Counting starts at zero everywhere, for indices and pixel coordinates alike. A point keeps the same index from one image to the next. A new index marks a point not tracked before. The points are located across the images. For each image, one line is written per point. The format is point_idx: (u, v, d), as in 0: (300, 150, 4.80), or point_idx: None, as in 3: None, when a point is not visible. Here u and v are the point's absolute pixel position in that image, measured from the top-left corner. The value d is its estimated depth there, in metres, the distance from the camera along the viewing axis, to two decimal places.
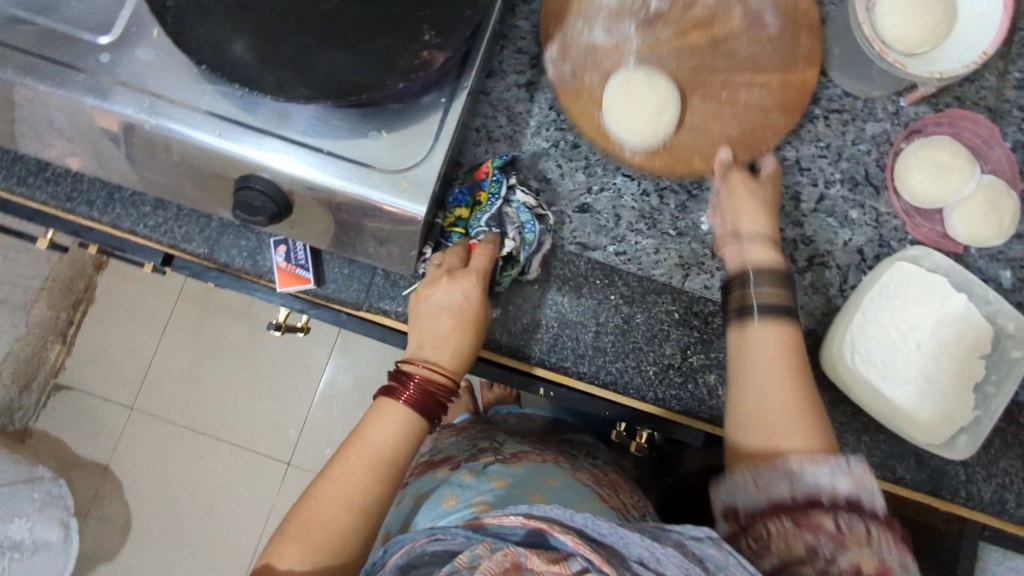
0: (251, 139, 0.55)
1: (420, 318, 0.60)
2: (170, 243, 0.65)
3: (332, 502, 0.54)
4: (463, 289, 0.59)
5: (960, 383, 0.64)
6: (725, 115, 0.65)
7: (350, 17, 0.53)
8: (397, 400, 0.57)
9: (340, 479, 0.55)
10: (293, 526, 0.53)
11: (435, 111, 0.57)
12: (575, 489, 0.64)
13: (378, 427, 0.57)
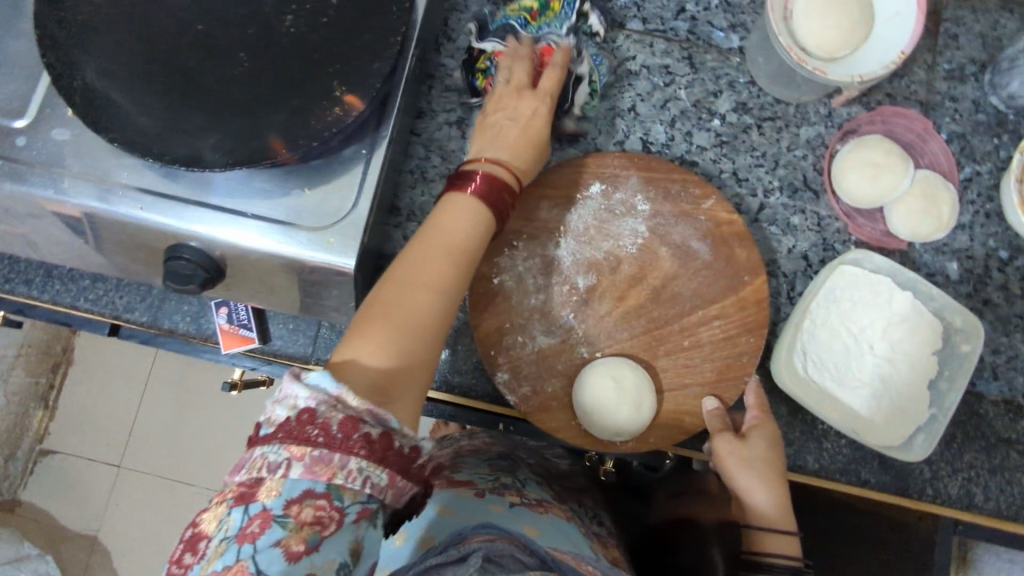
0: (175, 209, 0.55)
1: (450, 220, 0.51)
2: (113, 314, 0.65)
3: (415, 280, 0.48)
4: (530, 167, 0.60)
5: (912, 381, 0.63)
6: (698, 363, 0.62)
7: (260, 79, 0.54)
8: (464, 192, 0.52)
9: (381, 362, 0.45)
10: (378, 310, 0.47)
11: (358, 163, 0.56)
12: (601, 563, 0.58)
13: (414, 281, 0.48)
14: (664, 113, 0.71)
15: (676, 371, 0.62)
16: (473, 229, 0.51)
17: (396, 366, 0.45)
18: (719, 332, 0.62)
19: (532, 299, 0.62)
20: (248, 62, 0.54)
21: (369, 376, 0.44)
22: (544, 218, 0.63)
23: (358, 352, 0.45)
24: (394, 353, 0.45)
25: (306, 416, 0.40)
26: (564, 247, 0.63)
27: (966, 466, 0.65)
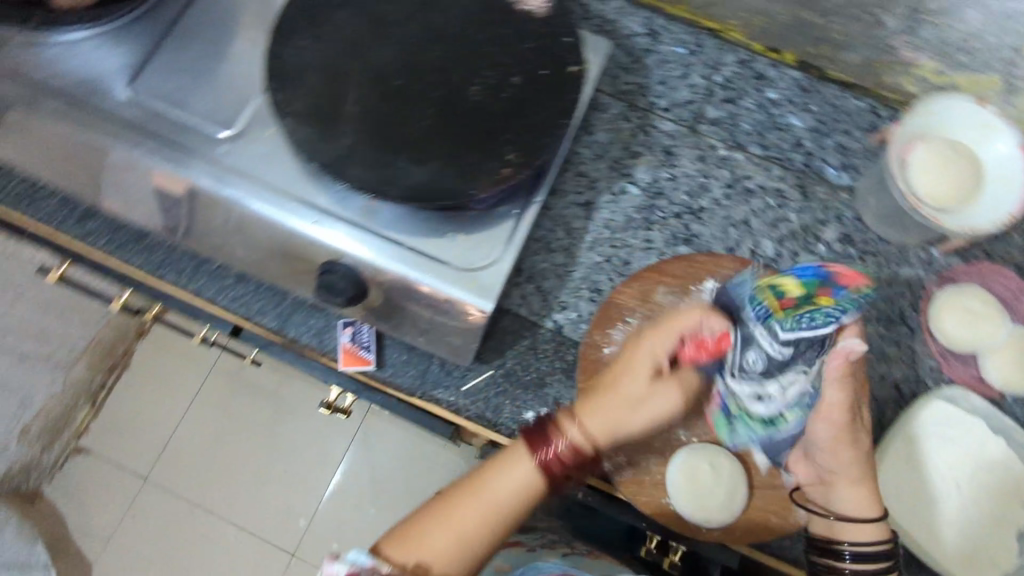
0: (342, 229, 0.60)
1: (614, 407, 0.61)
2: (245, 314, 0.69)
3: (461, 522, 0.60)
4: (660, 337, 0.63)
5: (1000, 527, 0.65)
6: None
7: (443, 133, 0.61)
8: (527, 459, 0.61)
9: (509, 489, 0.61)
10: (426, 524, 0.60)
11: (508, 219, 0.62)
12: None
13: (492, 490, 0.60)
14: (775, 232, 0.76)
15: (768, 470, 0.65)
16: (687, 389, 0.63)
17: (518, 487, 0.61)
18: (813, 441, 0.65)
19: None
20: (435, 117, 0.61)
21: (432, 559, 0.59)
22: (659, 301, 0.68)
23: (424, 550, 0.59)
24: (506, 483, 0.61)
25: None
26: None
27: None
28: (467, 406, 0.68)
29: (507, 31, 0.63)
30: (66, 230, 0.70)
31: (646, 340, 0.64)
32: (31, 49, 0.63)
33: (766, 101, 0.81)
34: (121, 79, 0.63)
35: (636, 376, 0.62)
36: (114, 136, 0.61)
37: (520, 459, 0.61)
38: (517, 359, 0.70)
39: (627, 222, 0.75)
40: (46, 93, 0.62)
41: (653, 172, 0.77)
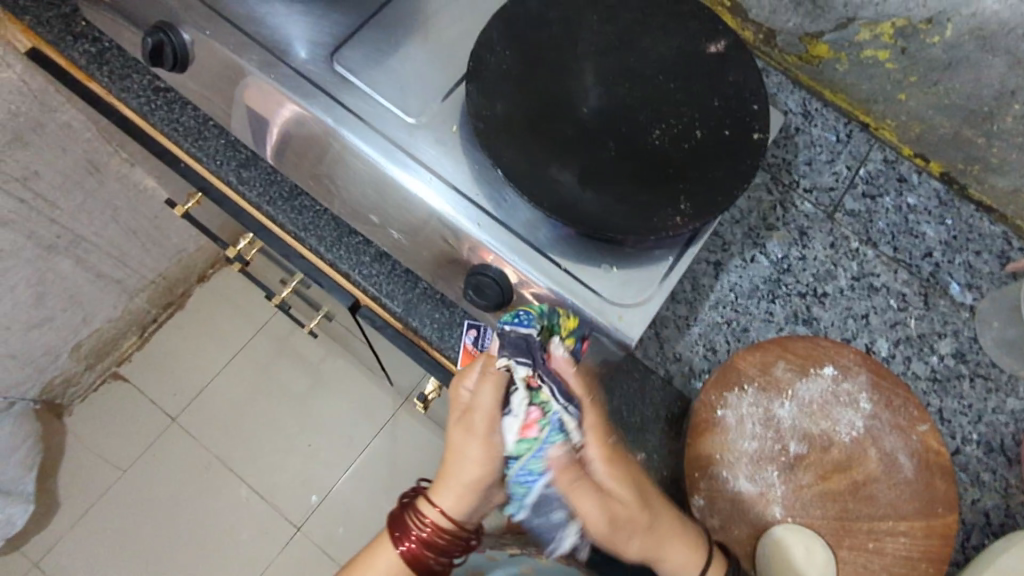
0: (504, 238, 0.62)
1: (449, 479, 0.59)
2: (375, 294, 0.71)
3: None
4: (496, 397, 0.58)
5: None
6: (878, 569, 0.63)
7: (621, 167, 0.61)
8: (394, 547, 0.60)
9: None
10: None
11: (663, 264, 0.63)
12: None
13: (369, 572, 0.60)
14: (891, 333, 0.77)
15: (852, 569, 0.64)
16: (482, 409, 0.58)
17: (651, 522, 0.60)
18: (905, 550, 0.64)
19: (746, 442, 0.67)
20: (616, 149, 0.62)
21: None
22: (777, 376, 0.68)
23: None
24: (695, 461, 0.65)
25: None
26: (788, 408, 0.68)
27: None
28: None
29: (698, 83, 0.64)
30: (223, 173, 0.72)
31: (484, 399, 0.58)
32: (245, 7, 0.66)
33: (905, 205, 0.82)
34: (321, 51, 0.65)
35: (464, 461, 0.59)
36: (309, 103, 0.63)
37: (378, 551, 0.61)
38: (625, 398, 0.71)
39: (751, 290, 0.76)
40: (253, 50, 0.65)
41: (783, 246, 0.79)
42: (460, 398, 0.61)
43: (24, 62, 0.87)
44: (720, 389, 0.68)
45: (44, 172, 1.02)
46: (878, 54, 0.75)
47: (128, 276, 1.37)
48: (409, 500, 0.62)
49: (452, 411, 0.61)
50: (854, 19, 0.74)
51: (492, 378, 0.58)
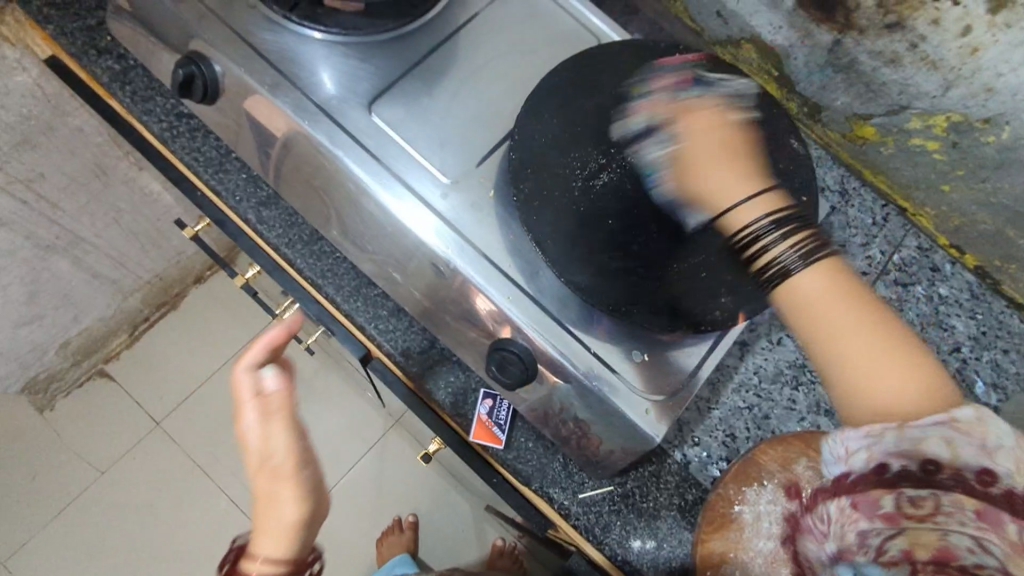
0: (533, 313, 0.59)
1: (264, 531, 0.54)
2: (390, 350, 0.68)
3: None
4: (287, 431, 0.56)
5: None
6: None
7: (660, 250, 0.59)
8: None
9: None
10: None
11: (693, 353, 0.61)
12: None
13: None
14: None
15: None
16: (268, 413, 0.57)
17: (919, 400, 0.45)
18: None
19: (763, 538, 0.63)
20: (657, 234, 0.59)
21: None
22: (797, 473, 0.65)
23: None
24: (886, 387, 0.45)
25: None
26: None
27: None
28: (578, 514, 0.66)
29: None
30: (242, 210, 0.71)
31: (277, 444, 0.56)
32: (283, 47, 0.64)
33: (936, 296, 0.79)
34: (359, 100, 0.63)
35: (279, 505, 0.54)
36: (342, 154, 0.61)
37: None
38: (637, 481, 0.68)
39: (776, 375, 0.73)
40: (288, 92, 0.62)
41: None
42: (248, 452, 0.56)
43: (44, 67, 0.84)
44: (739, 483, 0.65)
45: (50, 174, 0.98)
46: (926, 144, 0.73)
47: (125, 276, 1.33)
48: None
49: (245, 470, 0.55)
50: (906, 108, 0.71)
51: (275, 418, 0.57)
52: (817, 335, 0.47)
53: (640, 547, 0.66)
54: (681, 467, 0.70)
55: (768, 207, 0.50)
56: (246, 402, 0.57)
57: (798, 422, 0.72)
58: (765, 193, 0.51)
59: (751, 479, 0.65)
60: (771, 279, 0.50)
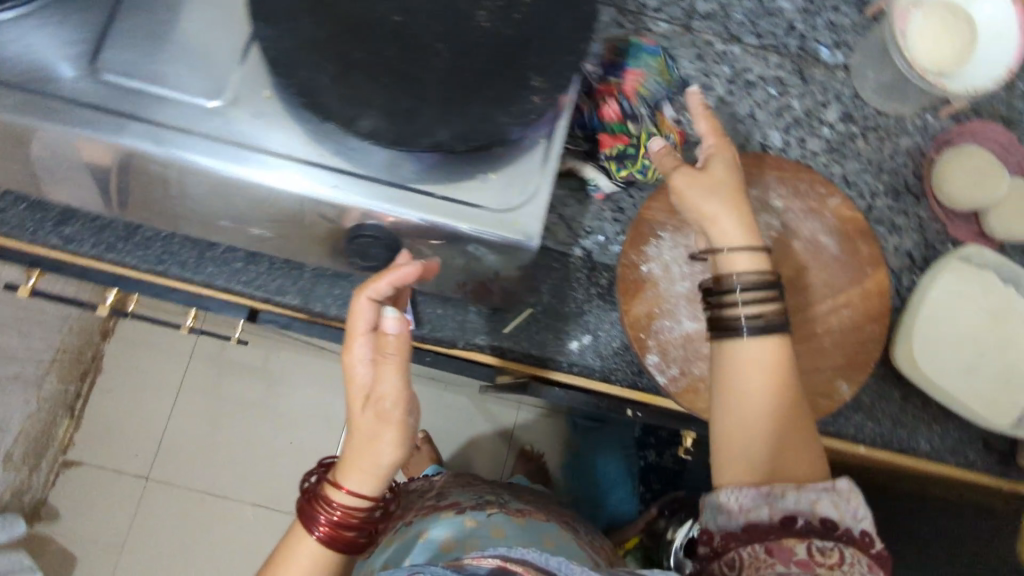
0: (366, 187, 0.55)
1: (359, 469, 0.52)
2: (264, 297, 0.66)
3: None
4: (400, 375, 0.51)
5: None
6: (828, 347, 0.67)
7: (458, 66, 0.56)
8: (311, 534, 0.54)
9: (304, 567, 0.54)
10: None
11: (537, 149, 0.59)
12: (562, 547, 0.91)
13: (294, 564, 0.54)
14: (780, 121, 0.76)
15: (809, 354, 0.67)
16: (381, 355, 0.52)
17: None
18: (846, 320, 0.68)
19: (680, 271, 0.66)
20: (446, 52, 0.56)
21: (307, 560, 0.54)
22: (687, 211, 0.67)
23: (288, 562, 0.54)
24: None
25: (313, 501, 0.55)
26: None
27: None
28: (512, 348, 0.67)
29: None
30: (44, 238, 0.64)
31: (391, 381, 0.51)
32: None
33: None
34: (76, 66, 0.54)
35: (378, 446, 0.51)
36: (87, 130, 0.52)
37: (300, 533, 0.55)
38: (552, 292, 0.69)
39: None
40: None
41: None
42: (358, 380, 0.52)
43: None
44: (637, 248, 0.66)
45: None
46: None
47: None
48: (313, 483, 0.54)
49: (354, 399, 0.52)
50: None
51: (385, 359, 0.51)
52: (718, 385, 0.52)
53: (580, 345, 0.68)
54: (585, 259, 0.70)
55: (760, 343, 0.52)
56: (361, 333, 0.52)
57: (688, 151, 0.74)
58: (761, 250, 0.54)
59: (646, 238, 0.66)
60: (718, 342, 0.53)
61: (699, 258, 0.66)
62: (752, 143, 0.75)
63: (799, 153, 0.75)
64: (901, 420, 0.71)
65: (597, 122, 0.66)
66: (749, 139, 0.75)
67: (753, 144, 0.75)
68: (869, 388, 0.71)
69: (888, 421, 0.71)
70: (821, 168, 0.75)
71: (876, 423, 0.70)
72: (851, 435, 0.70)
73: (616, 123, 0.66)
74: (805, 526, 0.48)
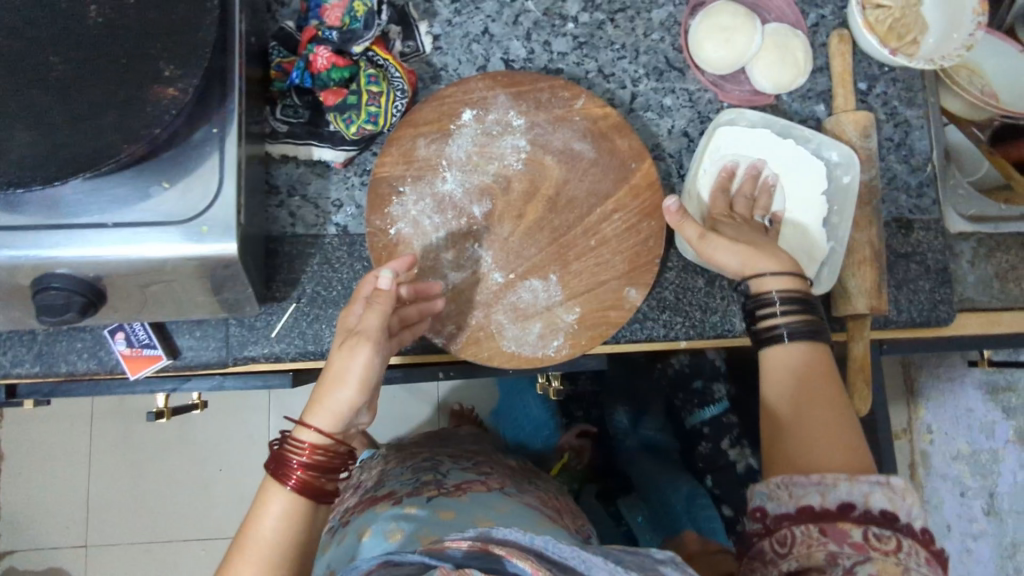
0: (27, 238, 0.51)
1: (319, 405, 0.53)
2: (2, 373, 0.60)
3: (257, 565, 0.50)
4: (379, 316, 0.54)
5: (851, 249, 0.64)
6: (608, 258, 0.63)
7: (77, 77, 0.49)
8: (279, 484, 0.52)
9: (275, 526, 0.51)
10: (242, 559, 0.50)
11: (211, 144, 0.53)
12: (521, 512, 0.75)
13: (268, 518, 0.51)
14: (518, 29, 0.69)
15: (589, 271, 0.63)
16: (386, 302, 0.55)
17: (831, 437, 0.53)
18: (621, 224, 0.63)
19: (431, 219, 0.62)
20: (59, 64, 0.49)
21: (275, 523, 0.51)
22: (424, 156, 0.62)
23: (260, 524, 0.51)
24: (823, 459, 0.53)
25: (281, 456, 0.53)
26: (451, 179, 0.62)
27: (882, 279, 0.64)
28: (284, 351, 0.63)
29: None
30: None
31: (369, 323, 0.54)
32: None
33: None
34: None
35: (344, 384, 0.53)
36: None
37: (271, 493, 0.53)
38: (315, 281, 0.64)
39: None
40: None
41: None
42: (351, 324, 0.55)
43: None
44: (380, 211, 0.61)
45: None
46: None
47: None
48: (279, 437, 0.54)
49: (338, 339, 0.55)
50: None
51: (376, 306, 0.54)
52: (239, 543, 0.51)
53: None
54: (341, 236, 0.65)
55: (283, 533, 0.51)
56: (360, 295, 0.56)
57: (426, 86, 0.68)
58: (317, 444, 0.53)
59: (386, 198, 0.61)
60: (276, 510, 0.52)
61: (448, 201, 0.62)
62: (491, 60, 0.69)
63: (545, 58, 0.69)
64: (710, 307, 0.68)
65: (310, 80, 0.61)
66: (488, 58, 0.69)
67: (494, 61, 0.69)
68: (674, 284, 0.68)
69: (697, 311, 0.68)
70: (573, 69, 0.70)
71: (687, 317, 0.68)
72: (663, 337, 0.67)
73: (332, 72, 0.60)
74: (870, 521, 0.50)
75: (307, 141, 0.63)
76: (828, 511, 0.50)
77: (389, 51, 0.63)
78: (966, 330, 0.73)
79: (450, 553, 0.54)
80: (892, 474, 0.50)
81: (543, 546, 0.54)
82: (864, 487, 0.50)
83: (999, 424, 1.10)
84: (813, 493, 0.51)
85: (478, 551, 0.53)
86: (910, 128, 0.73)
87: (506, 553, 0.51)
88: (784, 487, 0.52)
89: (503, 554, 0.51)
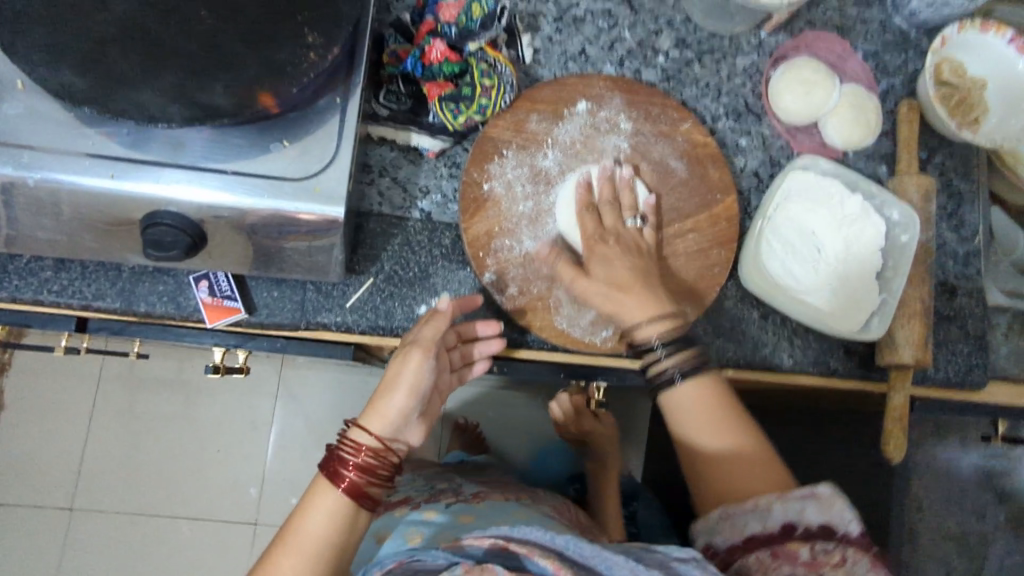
0: (148, 174, 0.53)
1: (375, 409, 0.57)
2: (82, 304, 0.62)
3: (297, 553, 0.52)
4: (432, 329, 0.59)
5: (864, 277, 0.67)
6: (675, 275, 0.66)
7: (225, 31, 0.52)
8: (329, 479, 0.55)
9: (321, 520, 0.54)
10: (284, 548, 0.53)
11: (333, 112, 0.57)
12: (541, 520, 0.75)
13: (314, 513, 0.54)
14: (613, 54, 0.74)
15: None
16: (439, 319, 0.60)
17: (758, 464, 0.57)
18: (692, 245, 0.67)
19: (519, 206, 0.65)
20: (211, 17, 0.52)
21: (323, 516, 0.54)
22: (534, 129, 0.66)
23: (308, 519, 0.54)
24: (766, 487, 0.56)
25: (334, 453, 0.55)
26: (552, 156, 0.66)
27: (927, 335, 0.68)
28: (356, 322, 0.64)
29: None
30: None
31: (425, 334, 0.59)
32: None
33: None
34: None
35: (398, 391, 0.57)
36: None
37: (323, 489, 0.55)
38: (394, 259, 0.66)
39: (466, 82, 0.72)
40: None
41: None
42: (408, 337, 0.61)
43: None
44: (468, 201, 0.64)
45: None
46: None
47: None
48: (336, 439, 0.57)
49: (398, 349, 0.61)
50: None
51: (434, 321, 0.60)
52: (280, 536, 0.54)
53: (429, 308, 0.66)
54: (424, 222, 0.68)
55: (330, 526, 0.54)
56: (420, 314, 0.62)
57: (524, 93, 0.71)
58: (370, 447, 0.55)
59: (489, 156, 0.65)
60: (334, 501, 0.54)
61: (536, 202, 0.65)
62: None
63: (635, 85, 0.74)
64: (760, 339, 0.71)
65: (422, 70, 0.64)
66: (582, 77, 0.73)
67: None
68: (731, 311, 0.71)
69: (749, 341, 0.71)
70: None
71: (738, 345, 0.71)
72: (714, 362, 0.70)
73: (444, 66, 0.63)
74: (804, 531, 0.53)
75: (408, 127, 0.66)
76: (770, 536, 0.53)
77: (498, 52, 0.67)
78: (996, 398, 0.76)
79: (472, 550, 0.55)
80: (820, 485, 0.54)
81: (564, 546, 0.53)
82: (795, 505, 0.54)
83: (990, 508, 1.11)
84: (752, 520, 0.54)
85: (500, 549, 0.53)
86: (961, 200, 0.77)
87: (528, 550, 0.52)
88: (723, 519, 0.55)
89: (524, 551, 0.51)
